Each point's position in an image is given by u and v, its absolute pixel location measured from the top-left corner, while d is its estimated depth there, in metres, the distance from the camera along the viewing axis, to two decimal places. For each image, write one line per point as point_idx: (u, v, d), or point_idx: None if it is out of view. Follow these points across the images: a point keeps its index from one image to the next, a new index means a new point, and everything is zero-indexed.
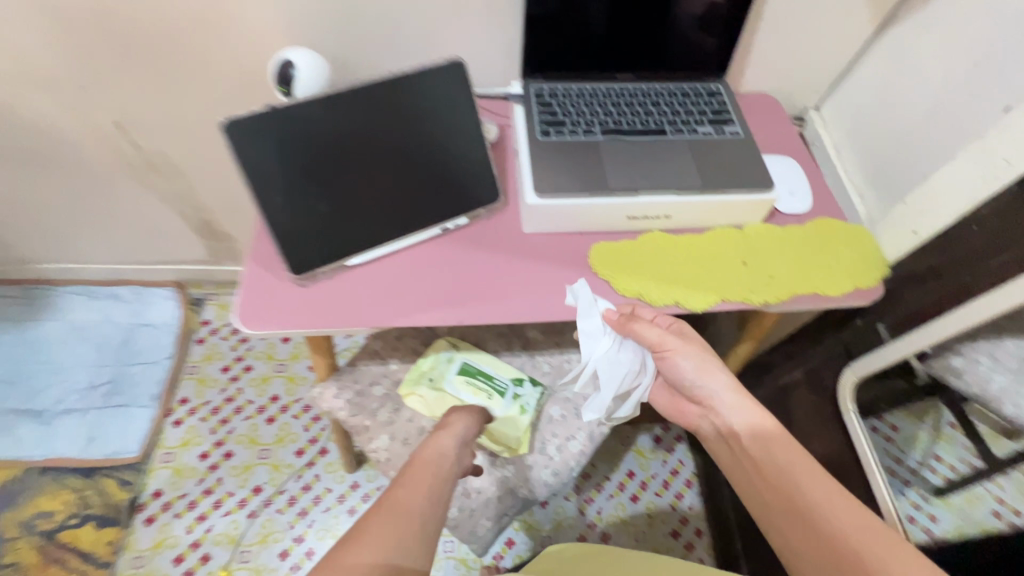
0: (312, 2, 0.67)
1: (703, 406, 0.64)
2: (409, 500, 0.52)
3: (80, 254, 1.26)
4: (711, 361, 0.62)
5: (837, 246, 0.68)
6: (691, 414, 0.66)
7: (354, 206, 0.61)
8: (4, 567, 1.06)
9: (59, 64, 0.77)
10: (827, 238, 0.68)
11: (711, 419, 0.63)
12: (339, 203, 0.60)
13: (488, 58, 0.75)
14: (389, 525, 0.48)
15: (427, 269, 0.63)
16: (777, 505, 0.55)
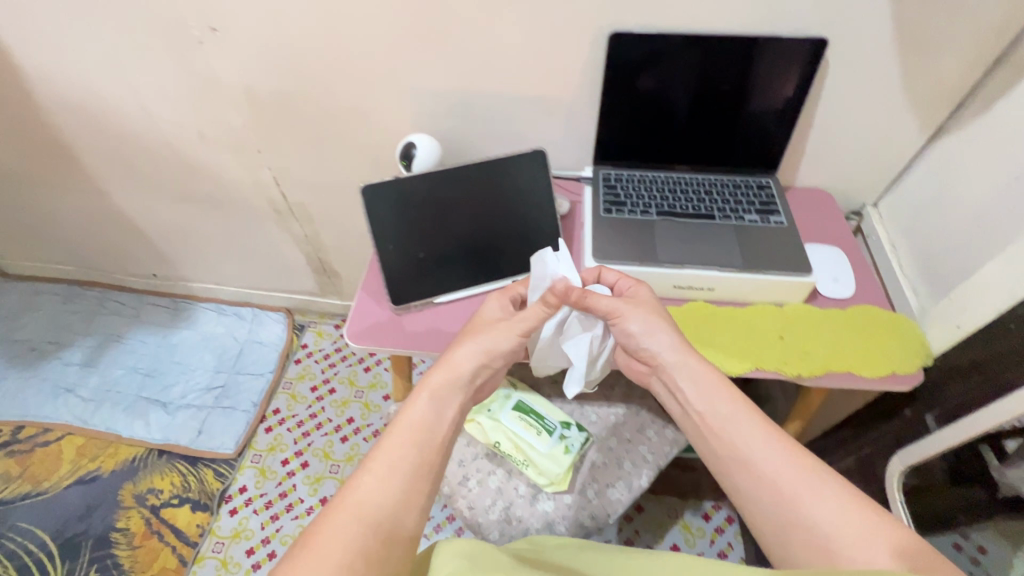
0: (434, 99, 0.87)
1: (652, 366, 0.65)
2: (404, 453, 0.52)
3: (218, 278, 1.53)
4: (660, 321, 0.64)
5: (879, 332, 0.72)
6: (645, 373, 0.69)
7: (447, 256, 0.76)
8: (117, 530, 1.26)
9: (245, 135, 1.00)
10: (870, 323, 0.72)
11: (660, 376, 0.65)
12: (436, 252, 0.75)
13: (567, 147, 0.90)
14: (378, 487, 0.49)
15: None
16: (735, 473, 0.54)
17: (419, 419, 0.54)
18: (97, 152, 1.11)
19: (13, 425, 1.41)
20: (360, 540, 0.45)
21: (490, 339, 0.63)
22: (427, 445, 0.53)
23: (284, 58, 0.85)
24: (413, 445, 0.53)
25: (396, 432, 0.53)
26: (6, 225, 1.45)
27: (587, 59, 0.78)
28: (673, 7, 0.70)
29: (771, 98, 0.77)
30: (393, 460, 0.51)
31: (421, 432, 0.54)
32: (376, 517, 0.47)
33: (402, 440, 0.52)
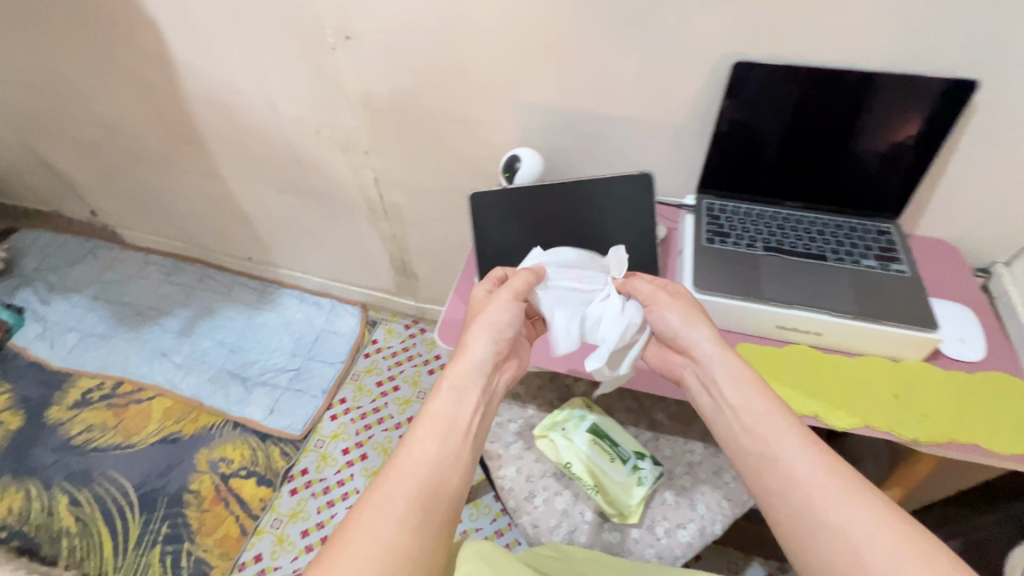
0: (541, 116, 0.89)
1: (687, 357, 0.65)
2: (432, 446, 0.55)
3: (306, 267, 1.63)
4: (699, 314, 0.64)
5: (1004, 403, 0.65)
6: (675, 365, 0.68)
7: None
8: (190, 491, 1.34)
9: (358, 138, 1.07)
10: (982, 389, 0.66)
11: (694, 368, 0.65)
12: None
13: (669, 173, 0.89)
14: (409, 476, 0.53)
15: None
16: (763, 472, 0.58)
17: (443, 410, 0.57)
18: (223, 142, 1.22)
19: (114, 380, 1.55)
20: (398, 529, 0.49)
21: (496, 317, 0.63)
22: (451, 434, 0.57)
23: (407, 67, 0.90)
24: (439, 436, 0.56)
25: (422, 426, 0.57)
26: (134, 199, 1.61)
27: (704, 87, 0.77)
28: (806, 40, 0.68)
29: (887, 133, 0.71)
30: (421, 452, 0.55)
31: (444, 424, 0.57)
32: (410, 507, 0.51)
33: (429, 433, 0.56)
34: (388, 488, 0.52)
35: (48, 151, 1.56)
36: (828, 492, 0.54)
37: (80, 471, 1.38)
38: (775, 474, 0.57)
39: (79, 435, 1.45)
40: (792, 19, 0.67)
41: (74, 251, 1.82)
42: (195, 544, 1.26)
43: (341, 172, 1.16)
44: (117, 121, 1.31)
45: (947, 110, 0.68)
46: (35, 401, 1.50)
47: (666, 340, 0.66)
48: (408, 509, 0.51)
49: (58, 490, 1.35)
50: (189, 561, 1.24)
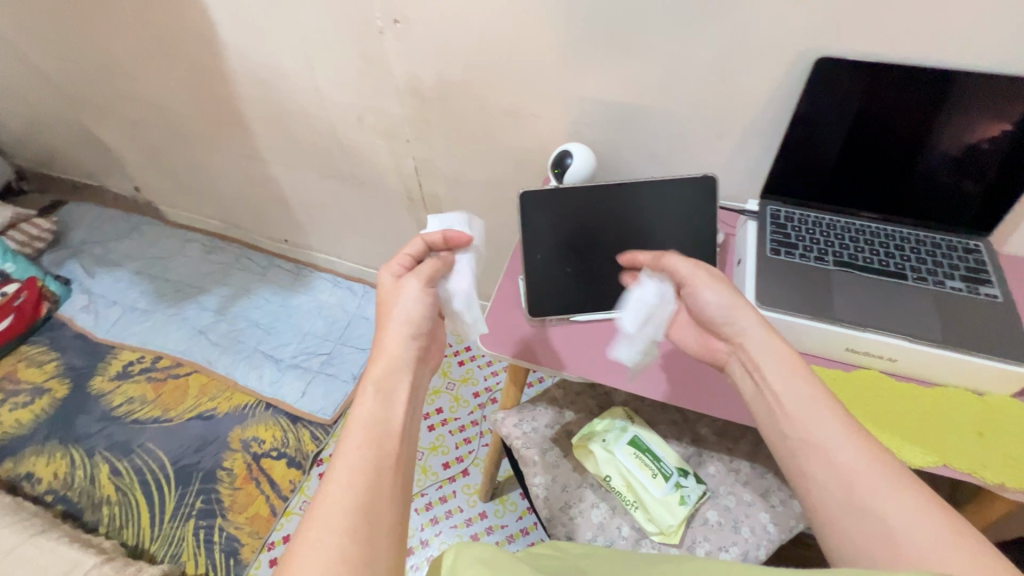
0: (595, 109, 0.84)
1: (732, 343, 0.60)
2: (366, 449, 0.51)
3: (341, 252, 1.62)
4: (740, 296, 0.61)
5: None
6: (719, 352, 0.63)
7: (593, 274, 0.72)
8: (223, 468, 1.37)
9: (401, 126, 1.04)
10: None
11: (739, 355, 0.60)
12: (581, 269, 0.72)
13: (730, 174, 0.83)
14: (347, 483, 0.48)
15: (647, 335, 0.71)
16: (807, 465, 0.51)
17: (368, 413, 0.54)
18: (265, 124, 1.20)
19: (154, 354, 1.58)
20: (347, 535, 0.45)
21: (408, 311, 0.61)
22: (385, 431, 0.53)
23: (457, 54, 0.86)
24: (372, 438, 0.52)
25: (352, 432, 0.52)
26: (176, 178, 1.63)
27: (780, 83, 0.70)
28: (905, 36, 0.61)
29: (956, 135, 0.64)
30: (357, 456, 0.50)
31: (376, 424, 0.54)
32: (357, 509, 0.47)
33: (362, 436, 0.52)
34: (328, 497, 0.47)
35: (96, 127, 1.58)
36: (855, 487, 0.48)
37: (120, 442, 1.42)
38: (814, 461, 0.51)
39: (120, 406, 1.49)
40: (892, 13, 0.60)
41: (118, 225, 1.86)
42: (227, 521, 1.29)
43: (382, 159, 1.14)
44: (163, 100, 1.32)
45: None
46: (79, 370, 1.56)
47: (708, 323, 0.63)
48: (352, 511, 0.46)
49: (99, 459, 1.40)
50: (221, 537, 1.27)
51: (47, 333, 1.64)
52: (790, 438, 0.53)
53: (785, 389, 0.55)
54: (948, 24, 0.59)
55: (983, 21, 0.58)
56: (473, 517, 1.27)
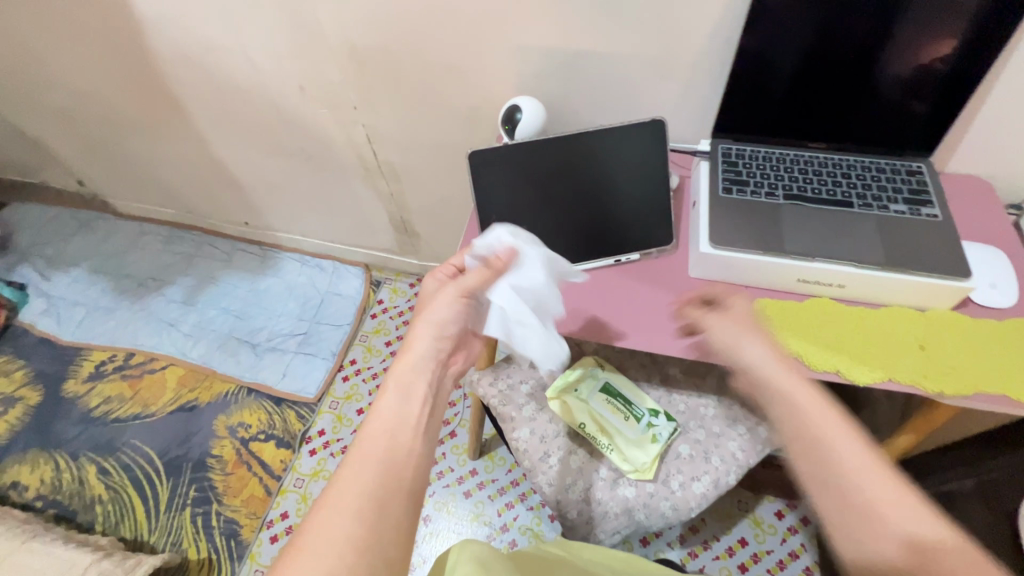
0: (542, 60, 0.82)
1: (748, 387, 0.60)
2: (383, 441, 0.51)
3: (304, 230, 1.58)
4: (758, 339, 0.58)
5: None
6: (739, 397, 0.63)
7: (550, 230, 0.72)
8: (212, 456, 1.38)
9: (346, 93, 0.99)
10: (1008, 338, 0.63)
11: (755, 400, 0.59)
12: (537, 224, 0.72)
13: (682, 117, 0.83)
14: (359, 477, 0.48)
15: (618, 290, 0.72)
16: (844, 514, 0.48)
17: (389, 405, 0.54)
18: (203, 102, 1.14)
19: (126, 352, 1.55)
20: (355, 532, 0.45)
21: (441, 316, 0.59)
22: (402, 430, 0.53)
23: (393, 11, 0.82)
24: (390, 431, 0.52)
25: (369, 423, 0.53)
26: (120, 168, 1.55)
27: (721, 18, 0.69)
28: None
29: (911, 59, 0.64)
30: (372, 448, 0.51)
31: (391, 424, 0.53)
32: (364, 515, 0.46)
33: (379, 428, 0.52)
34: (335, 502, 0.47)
35: (23, 120, 1.48)
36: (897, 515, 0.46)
37: (104, 442, 1.42)
38: (851, 514, 0.47)
39: (98, 407, 1.47)
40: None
41: (68, 224, 1.78)
42: (223, 505, 1.31)
43: (332, 130, 1.09)
44: (91, 87, 1.23)
45: (986, 27, 0.60)
46: (50, 376, 1.52)
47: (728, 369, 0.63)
48: (357, 517, 0.46)
49: (85, 460, 1.39)
50: (219, 521, 1.29)
51: (10, 341, 1.59)
52: (823, 493, 0.49)
53: (800, 433, 0.52)
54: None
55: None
56: (464, 475, 1.31)
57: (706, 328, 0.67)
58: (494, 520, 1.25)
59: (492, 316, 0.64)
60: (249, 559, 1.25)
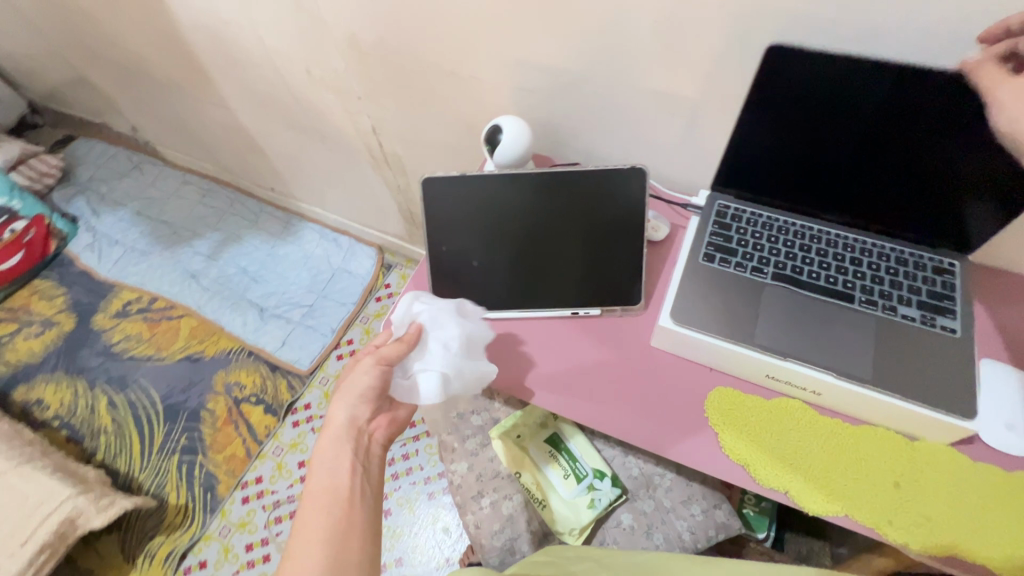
0: (541, 77, 0.75)
1: None
2: (319, 518, 0.54)
3: (324, 204, 1.59)
4: None
5: None
6: None
7: (504, 270, 0.67)
8: (206, 409, 1.45)
9: (350, 83, 0.96)
10: (1005, 497, 0.53)
11: None
12: (491, 263, 0.66)
13: (689, 159, 0.74)
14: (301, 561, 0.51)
15: (568, 346, 0.66)
16: None
17: (322, 484, 0.56)
18: (225, 71, 1.15)
19: (150, 296, 1.65)
20: None
21: (358, 385, 0.59)
22: (339, 498, 0.55)
23: (390, 8, 0.77)
24: (326, 505, 0.55)
25: (305, 506, 0.55)
26: (165, 121, 1.61)
27: (730, 59, 0.60)
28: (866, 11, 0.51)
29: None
30: (311, 529, 0.53)
31: (327, 497, 0.55)
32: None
33: (314, 509, 0.55)
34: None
35: (84, 65, 1.56)
36: None
37: (117, 376, 1.52)
38: None
39: (119, 343, 1.58)
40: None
41: (122, 164, 1.88)
42: (207, 458, 1.38)
43: (339, 117, 1.07)
44: (134, 44, 1.27)
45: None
46: (84, 307, 1.65)
47: None
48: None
49: (99, 391, 1.51)
50: (200, 472, 1.37)
51: (57, 269, 1.72)
52: None
53: None
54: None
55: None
56: (431, 476, 1.31)
57: (649, 411, 0.61)
58: (451, 527, 1.24)
59: (426, 380, 0.61)
60: (219, 514, 1.32)
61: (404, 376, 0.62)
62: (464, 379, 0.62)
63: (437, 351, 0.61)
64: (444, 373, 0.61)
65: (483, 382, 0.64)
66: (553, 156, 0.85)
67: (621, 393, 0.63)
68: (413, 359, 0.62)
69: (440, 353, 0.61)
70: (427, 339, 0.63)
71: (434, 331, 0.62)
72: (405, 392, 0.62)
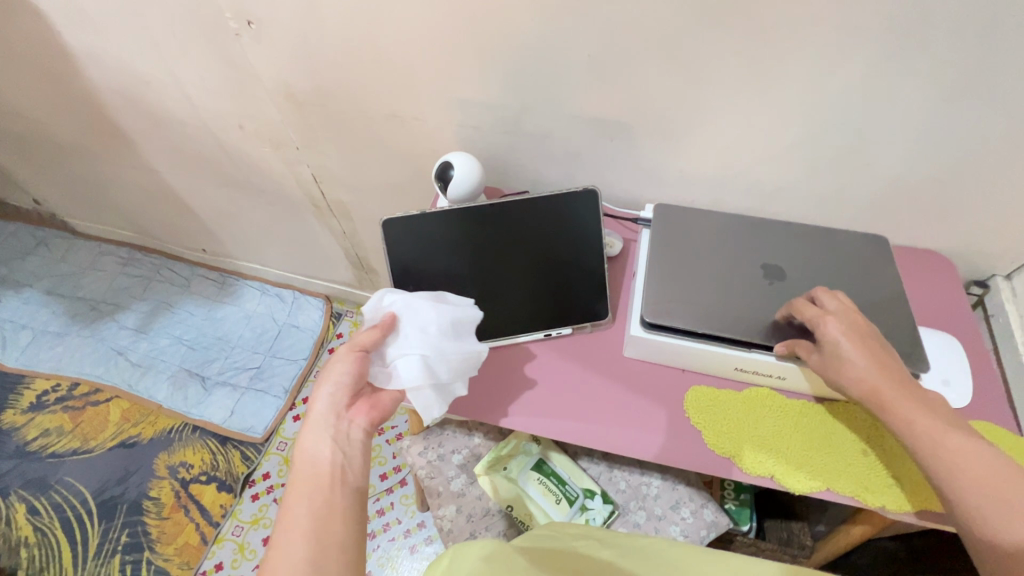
0: (484, 112, 0.77)
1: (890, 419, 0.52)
2: (304, 505, 0.46)
3: (262, 259, 1.52)
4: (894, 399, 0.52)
5: None
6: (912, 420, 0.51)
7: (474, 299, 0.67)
8: (149, 498, 1.31)
9: (287, 133, 0.95)
10: None
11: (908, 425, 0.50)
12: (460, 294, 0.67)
13: (632, 177, 0.78)
14: (288, 549, 0.43)
15: (546, 369, 0.67)
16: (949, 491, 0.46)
17: (307, 469, 0.49)
18: (145, 132, 1.09)
19: (70, 381, 1.49)
20: None
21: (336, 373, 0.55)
22: (320, 488, 0.47)
23: (327, 58, 0.77)
24: (311, 492, 0.47)
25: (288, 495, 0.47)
26: (74, 189, 1.49)
27: (660, 80, 0.65)
28: (771, 35, 0.58)
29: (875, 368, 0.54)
30: (295, 516, 0.45)
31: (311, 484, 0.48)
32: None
33: (297, 497, 0.47)
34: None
35: None
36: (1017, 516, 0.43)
37: (37, 479, 1.35)
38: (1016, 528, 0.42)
39: (35, 440, 1.40)
40: (758, 10, 0.56)
41: (23, 241, 1.70)
42: (155, 553, 1.25)
43: (277, 168, 1.05)
44: (36, 112, 1.19)
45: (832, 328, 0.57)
46: None
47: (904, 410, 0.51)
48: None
49: (16, 498, 1.33)
50: (149, 570, 1.23)
51: None
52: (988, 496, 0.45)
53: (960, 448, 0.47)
54: (816, 16, 0.55)
55: (846, 13, 0.54)
56: (411, 528, 1.24)
57: (634, 420, 0.63)
58: None
59: (408, 366, 0.58)
60: None
61: (383, 364, 0.59)
62: (449, 365, 0.60)
63: (420, 337, 0.59)
64: (429, 359, 0.59)
65: (468, 364, 0.62)
66: (502, 187, 0.88)
67: (604, 406, 0.64)
68: (391, 346, 0.59)
69: (423, 339, 0.59)
70: (406, 325, 0.60)
71: (414, 317, 0.60)
72: (386, 379, 0.58)
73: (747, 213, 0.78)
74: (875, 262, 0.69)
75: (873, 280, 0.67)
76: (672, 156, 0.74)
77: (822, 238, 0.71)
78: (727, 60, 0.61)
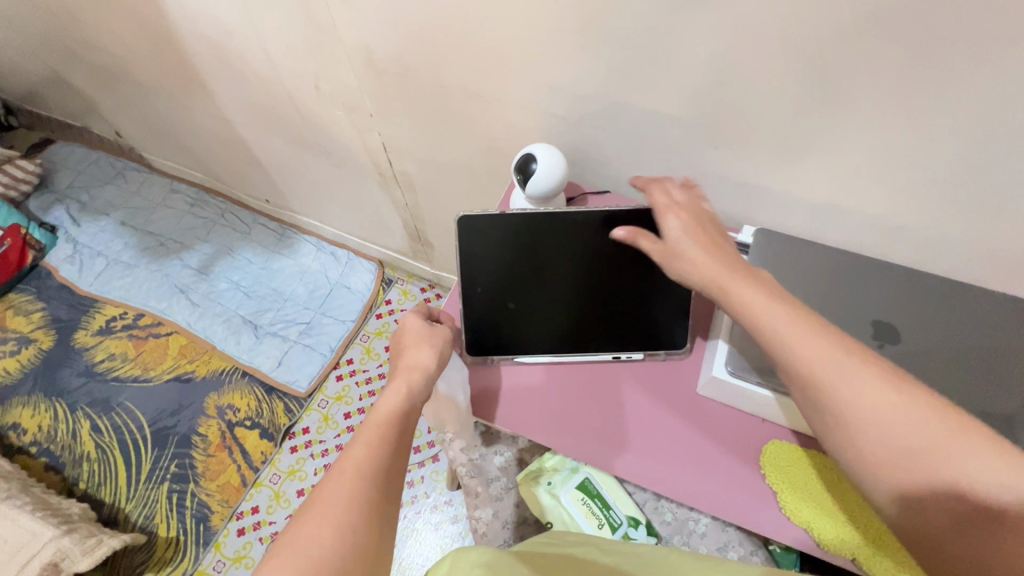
0: (574, 102, 0.70)
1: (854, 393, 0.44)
2: (384, 438, 0.50)
3: (321, 217, 1.52)
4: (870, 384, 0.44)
5: None
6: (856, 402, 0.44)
7: (540, 311, 0.63)
8: (198, 434, 1.38)
9: (361, 99, 0.91)
10: None
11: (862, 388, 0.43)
12: (527, 303, 0.62)
13: (730, 192, 0.70)
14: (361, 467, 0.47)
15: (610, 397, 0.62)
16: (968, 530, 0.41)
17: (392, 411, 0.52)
18: (223, 81, 1.08)
19: (136, 311, 1.56)
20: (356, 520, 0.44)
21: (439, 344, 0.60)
22: (386, 445, 0.49)
23: (412, 26, 0.71)
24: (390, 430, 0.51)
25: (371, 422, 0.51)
26: (152, 127, 1.52)
27: (789, 89, 0.56)
28: (938, 57, 0.47)
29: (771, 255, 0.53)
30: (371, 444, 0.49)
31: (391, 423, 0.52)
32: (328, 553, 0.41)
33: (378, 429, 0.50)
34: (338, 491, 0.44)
35: (65, 68, 1.46)
36: None
37: (101, 399, 1.44)
38: None
39: (102, 362, 1.49)
40: (930, 27, 0.46)
41: (103, 170, 1.77)
42: (199, 487, 1.32)
43: (347, 133, 1.02)
44: (123, 50, 1.20)
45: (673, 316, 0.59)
46: (65, 323, 1.55)
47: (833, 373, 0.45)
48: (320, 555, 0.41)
49: (81, 415, 1.43)
50: (192, 502, 1.31)
51: (34, 282, 1.62)
52: None
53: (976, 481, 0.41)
54: (1011, 41, 0.44)
55: None
56: (438, 505, 1.25)
57: (701, 468, 0.58)
58: None
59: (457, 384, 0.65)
60: (214, 547, 1.26)
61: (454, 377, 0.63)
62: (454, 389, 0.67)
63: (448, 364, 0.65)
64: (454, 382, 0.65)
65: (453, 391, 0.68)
66: (581, 183, 0.81)
67: (672, 447, 0.59)
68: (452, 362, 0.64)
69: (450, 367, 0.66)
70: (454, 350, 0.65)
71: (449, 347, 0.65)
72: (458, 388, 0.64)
73: (858, 248, 0.69)
74: (1010, 331, 0.59)
75: (1004, 352, 0.58)
76: (783, 175, 0.65)
77: (947, 292, 0.62)
78: (879, 77, 0.51)
